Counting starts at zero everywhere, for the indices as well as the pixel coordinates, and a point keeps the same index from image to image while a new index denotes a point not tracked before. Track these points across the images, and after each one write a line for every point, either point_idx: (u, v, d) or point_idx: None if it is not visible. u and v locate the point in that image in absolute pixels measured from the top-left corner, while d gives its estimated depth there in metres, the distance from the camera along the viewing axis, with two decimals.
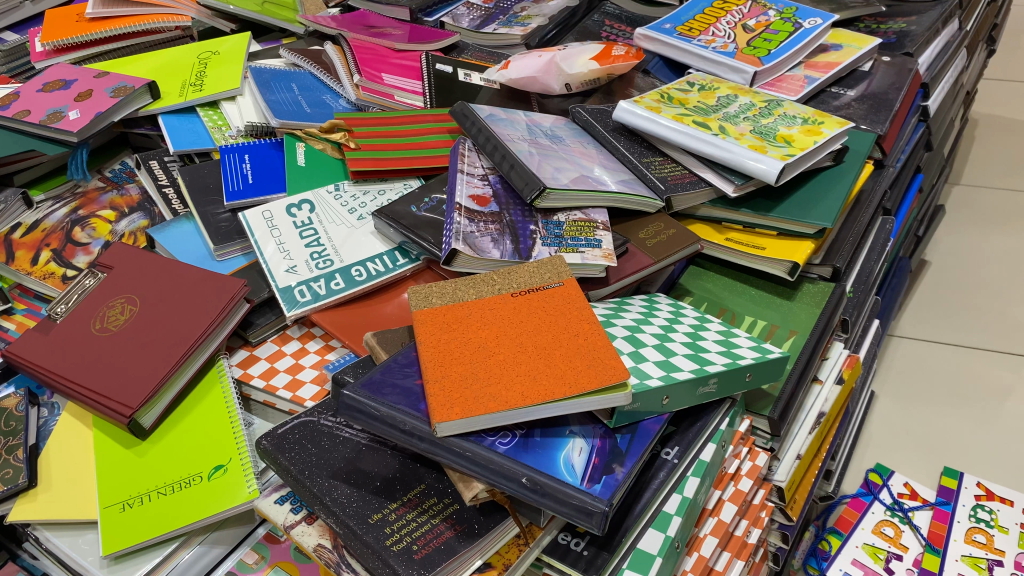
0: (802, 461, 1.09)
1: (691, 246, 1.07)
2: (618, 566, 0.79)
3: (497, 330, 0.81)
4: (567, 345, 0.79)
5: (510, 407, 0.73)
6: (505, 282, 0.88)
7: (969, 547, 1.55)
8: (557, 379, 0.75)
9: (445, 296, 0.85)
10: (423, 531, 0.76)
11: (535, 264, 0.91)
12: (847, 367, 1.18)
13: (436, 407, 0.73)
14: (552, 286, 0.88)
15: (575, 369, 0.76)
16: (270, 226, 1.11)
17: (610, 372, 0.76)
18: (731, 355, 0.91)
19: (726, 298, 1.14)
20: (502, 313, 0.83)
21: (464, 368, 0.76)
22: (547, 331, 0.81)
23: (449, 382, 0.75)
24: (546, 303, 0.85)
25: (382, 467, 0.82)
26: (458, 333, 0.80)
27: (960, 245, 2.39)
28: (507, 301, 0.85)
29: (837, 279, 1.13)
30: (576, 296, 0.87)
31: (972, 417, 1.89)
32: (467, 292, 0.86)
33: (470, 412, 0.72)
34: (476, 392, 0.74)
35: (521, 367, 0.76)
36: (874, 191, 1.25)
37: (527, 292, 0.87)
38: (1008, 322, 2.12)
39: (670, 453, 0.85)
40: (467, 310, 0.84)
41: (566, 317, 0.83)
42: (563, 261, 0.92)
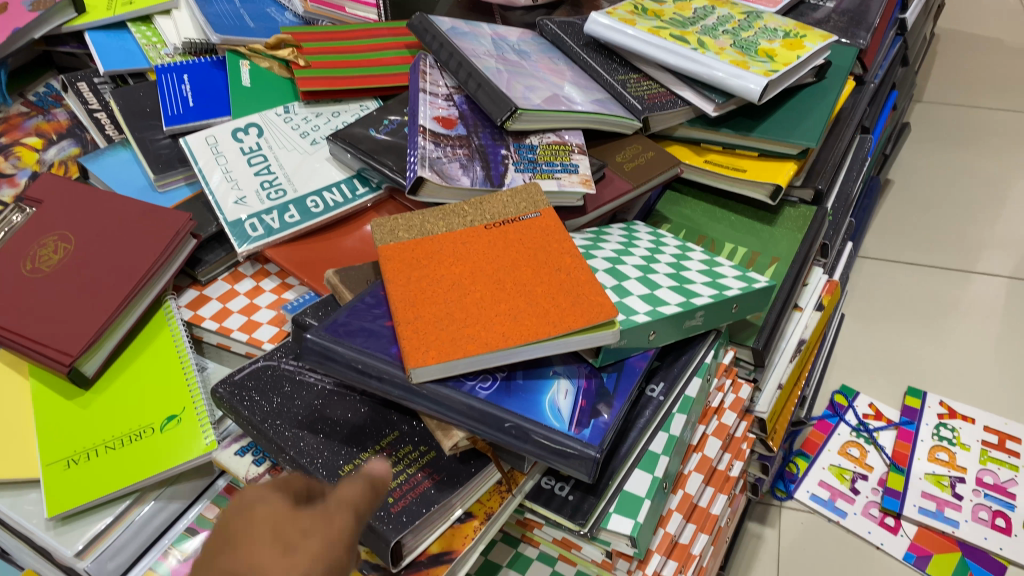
0: (783, 391, 1.07)
1: (670, 169, 1.02)
2: (605, 511, 0.75)
3: (472, 265, 0.75)
4: (549, 281, 0.74)
5: (491, 349, 0.67)
6: (477, 214, 0.81)
7: (932, 465, 1.56)
8: (541, 318, 0.69)
9: (412, 228, 0.78)
10: (399, 482, 0.71)
11: (509, 192, 0.84)
12: (826, 294, 1.15)
13: (410, 351, 0.66)
14: (528, 217, 0.81)
15: (559, 308, 0.71)
16: (214, 153, 1.01)
17: (597, 310, 0.70)
18: (716, 286, 0.86)
19: (705, 225, 1.09)
20: (477, 247, 0.77)
21: (438, 307, 0.70)
22: (525, 265, 0.75)
23: (422, 323, 0.69)
24: (524, 235, 0.79)
25: (351, 414, 0.77)
26: (430, 270, 0.74)
27: (923, 164, 2.37)
28: (481, 233, 0.79)
29: (819, 202, 1.09)
30: (556, 227, 0.80)
31: (933, 335, 1.89)
32: (437, 224, 0.79)
33: (447, 356, 0.66)
34: (453, 334, 0.68)
35: (501, 306, 0.70)
36: (854, 109, 1.19)
37: (502, 224, 0.80)
38: (968, 240, 2.12)
39: (656, 390, 0.81)
40: (437, 243, 0.77)
41: (546, 250, 0.77)
42: (539, 188, 0.85)
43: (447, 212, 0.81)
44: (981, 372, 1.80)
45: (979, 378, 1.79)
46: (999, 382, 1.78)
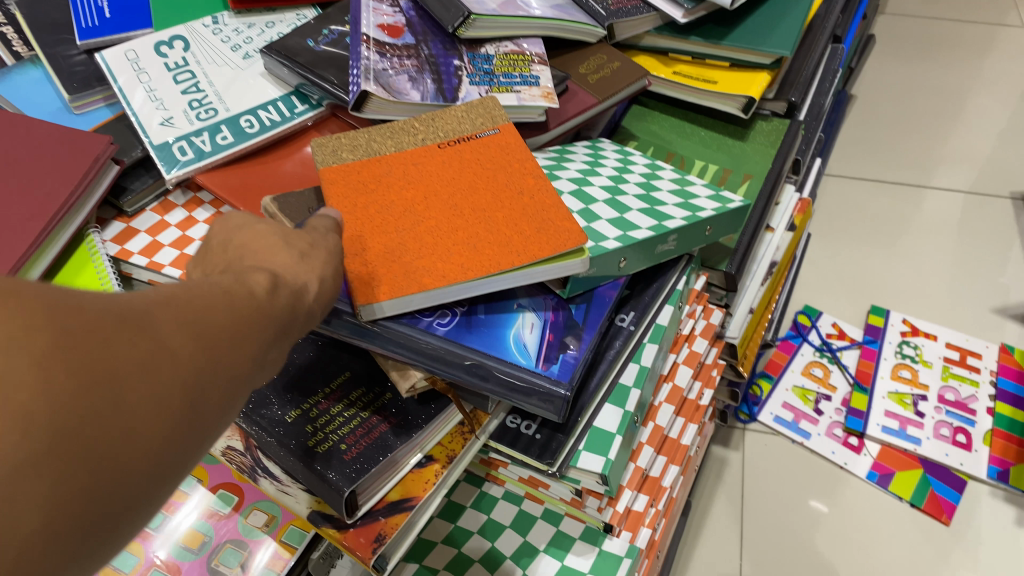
0: (754, 315, 1.03)
1: (638, 81, 0.95)
2: (574, 449, 0.70)
3: (424, 188, 0.68)
4: (510, 205, 0.67)
5: (448, 282, 0.60)
6: (429, 131, 0.73)
7: (895, 383, 1.55)
8: (503, 247, 0.63)
9: (357, 149, 0.70)
10: (352, 427, 0.65)
11: (464, 108, 0.77)
12: (797, 213, 1.11)
13: (357, 285, 0.60)
14: (485, 135, 0.74)
15: (523, 235, 0.64)
16: (135, 69, 0.91)
17: (564, 237, 0.64)
18: (689, 208, 0.80)
19: (673, 141, 1.02)
20: (429, 168, 0.70)
21: (388, 236, 0.63)
22: (484, 189, 0.68)
23: (370, 254, 0.62)
24: (481, 155, 0.72)
25: (296, 355, 0.70)
26: (377, 193, 0.67)
27: (884, 79, 2.33)
28: (433, 153, 0.71)
29: (792, 115, 1.03)
30: (516, 145, 0.73)
31: (892, 250, 1.87)
32: (384, 144, 0.71)
33: (399, 291, 0.60)
34: (405, 267, 0.61)
35: (458, 234, 0.64)
36: (827, 16, 1.13)
37: (456, 142, 0.73)
38: (928, 154, 2.09)
39: (625, 320, 0.75)
40: (385, 163, 0.69)
41: (506, 171, 0.70)
42: (496, 104, 0.78)
43: (395, 130, 0.73)
44: (942, 286, 1.79)
45: (941, 292, 1.78)
46: (959, 295, 1.77)
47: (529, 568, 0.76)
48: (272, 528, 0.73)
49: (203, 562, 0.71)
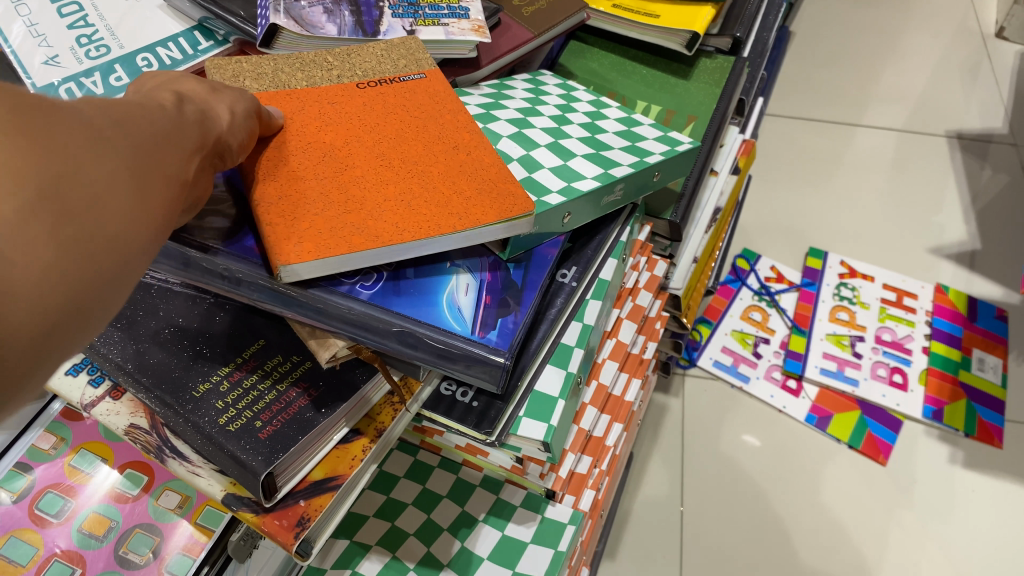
0: (697, 264, 0.99)
1: (577, 15, 0.88)
2: (515, 416, 0.65)
3: (343, 134, 0.60)
4: (446, 160, 0.61)
5: (382, 244, 0.53)
6: (345, 69, 0.66)
7: (833, 325, 1.55)
8: (442, 208, 0.57)
9: (260, 80, 0.62)
10: (270, 402, 0.59)
11: (385, 46, 0.69)
12: (740, 155, 1.06)
13: (275, 244, 0.52)
14: (411, 79, 0.67)
15: (462, 196, 0.58)
16: (12, 1, 0.80)
17: (511, 204, 0.59)
18: (636, 153, 0.75)
19: (613, 80, 0.96)
20: (349, 112, 0.62)
21: (307, 186, 0.55)
22: (414, 140, 0.61)
23: (287, 206, 0.54)
24: (408, 101, 0.65)
25: (204, 323, 0.63)
26: (290, 136, 0.58)
27: (819, 15, 2.29)
28: (353, 94, 0.64)
29: (736, 53, 0.98)
30: (446, 93, 0.67)
31: (823, 189, 1.86)
32: (293, 77, 0.63)
33: (325, 252, 0.52)
34: (331, 223, 0.53)
35: (389, 190, 0.57)
36: None
37: (378, 84, 0.65)
38: (860, 92, 2.07)
39: (567, 275, 0.70)
40: (295, 100, 0.61)
41: (438, 121, 0.64)
42: (420, 45, 0.71)
43: (304, 63, 0.65)
44: (877, 226, 1.78)
45: (875, 232, 1.77)
46: (894, 234, 1.77)
47: (468, 539, 0.72)
48: (186, 509, 0.67)
49: (110, 550, 0.65)
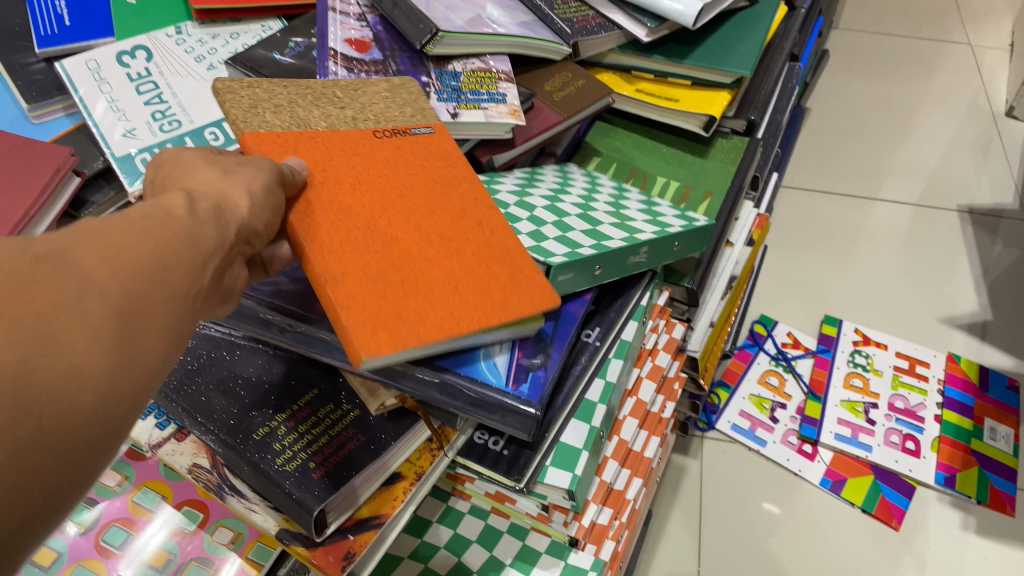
0: (714, 329, 1.05)
1: (602, 99, 0.96)
2: (541, 465, 0.71)
3: (382, 196, 0.64)
4: (479, 235, 0.65)
5: (449, 331, 0.57)
6: (356, 120, 0.70)
7: (847, 392, 1.59)
8: (489, 290, 0.61)
9: (278, 114, 0.66)
10: (322, 445, 0.65)
11: (386, 89, 0.76)
12: (755, 228, 1.13)
13: (356, 333, 0.54)
14: (420, 133, 0.73)
15: (501, 276, 0.63)
16: (97, 80, 0.90)
17: (545, 287, 0.65)
18: (659, 223, 0.83)
19: (636, 157, 1.04)
20: (382, 169, 0.66)
21: (368, 262, 0.58)
22: (444, 213, 0.65)
23: (356, 289, 0.56)
24: (424, 159, 0.70)
25: (263, 373, 0.70)
26: (331, 199, 0.61)
27: (836, 92, 2.38)
28: (373, 144, 0.68)
29: (751, 133, 1.05)
30: (450, 151, 0.73)
31: (833, 257, 1.93)
32: (310, 114, 0.68)
33: (403, 341, 0.55)
34: (397, 307, 0.56)
35: (439, 268, 0.61)
36: (785, 36, 1.16)
37: (391, 136, 0.71)
38: (871, 166, 2.15)
39: (591, 335, 0.77)
40: (325, 149, 0.65)
41: (458, 188, 0.69)
42: (419, 93, 0.78)
43: (315, 98, 0.71)
44: (891, 297, 1.84)
45: (889, 302, 1.82)
46: (907, 306, 1.81)
47: None
48: (238, 545, 0.73)
49: None
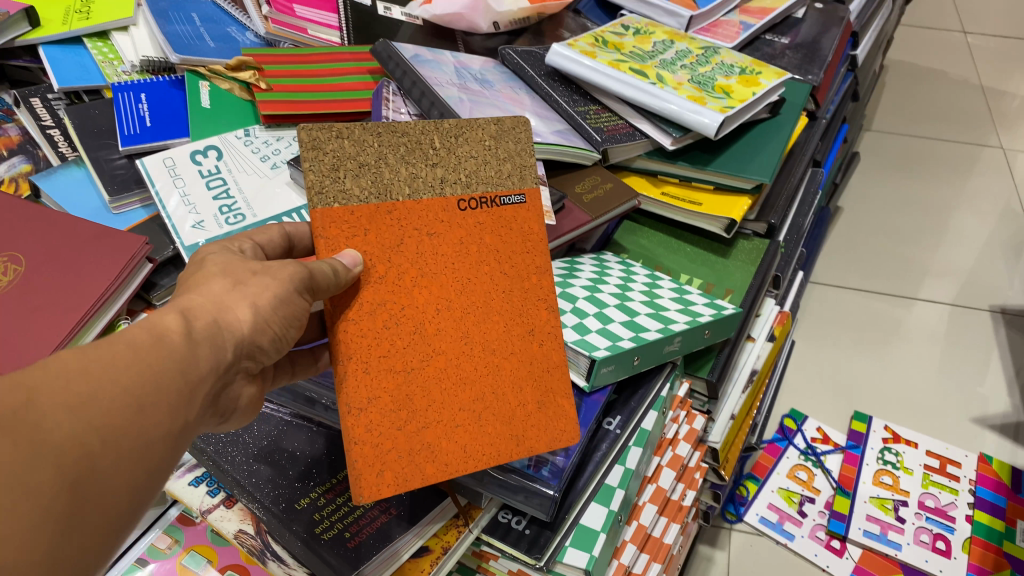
0: (735, 421, 1.08)
1: (628, 202, 1.04)
2: (561, 545, 0.75)
3: (438, 293, 0.62)
4: (520, 352, 0.66)
5: (452, 472, 0.61)
6: (452, 171, 0.64)
7: (876, 489, 1.59)
8: (505, 426, 0.65)
9: (362, 181, 0.59)
10: (357, 517, 0.71)
11: (494, 135, 0.66)
12: (777, 325, 1.18)
13: (363, 473, 0.58)
14: (511, 202, 0.67)
15: (524, 407, 0.66)
16: (172, 176, 1.00)
17: (561, 430, 0.68)
18: (689, 313, 0.92)
19: (661, 255, 1.10)
20: (451, 259, 0.63)
21: (399, 383, 0.60)
22: (497, 314, 0.65)
23: (380, 418, 0.59)
24: (502, 241, 0.66)
25: (308, 447, 0.77)
26: (389, 300, 0.60)
27: (868, 192, 2.43)
28: (453, 218, 0.63)
29: (771, 235, 1.12)
30: (532, 229, 0.68)
31: (873, 356, 1.94)
32: (395, 174, 0.61)
33: (401, 486, 0.59)
34: (413, 442, 0.60)
35: (466, 394, 0.63)
36: (807, 143, 1.23)
37: (477, 207, 0.65)
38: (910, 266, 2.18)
39: (612, 423, 0.82)
40: (402, 226, 0.61)
41: (522, 283, 0.67)
42: (531, 143, 0.68)
43: (411, 147, 0.62)
44: (924, 396, 1.84)
45: (921, 402, 1.83)
46: (938, 406, 1.82)
47: None
48: None
49: None
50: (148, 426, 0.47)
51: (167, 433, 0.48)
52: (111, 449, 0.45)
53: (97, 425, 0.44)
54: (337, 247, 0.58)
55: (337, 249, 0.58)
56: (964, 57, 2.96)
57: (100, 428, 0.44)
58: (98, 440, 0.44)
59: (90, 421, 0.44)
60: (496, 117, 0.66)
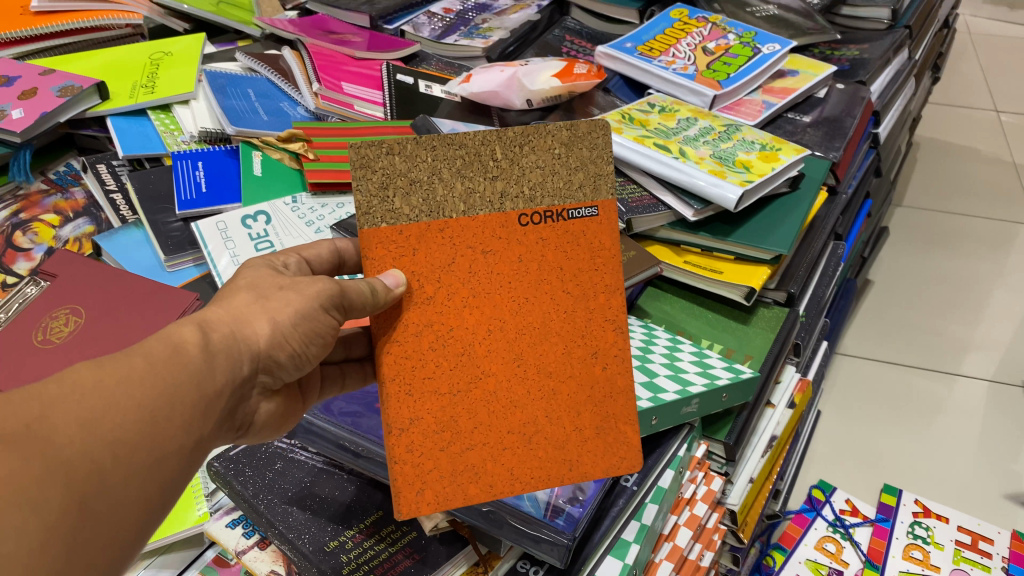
0: (754, 485, 1.10)
1: (650, 268, 1.09)
2: None
3: (490, 314, 0.66)
4: (579, 375, 0.68)
5: (495, 493, 0.66)
6: (514, 181, 0.65)
7: (907, 563, 1.52)
8: (556, 450, 0.68)
9: (410, 199, 0.63)
10: (382, 560, 0.75)
11: (565, 140, 0.65)
12: (798, 392, 1.20)
13: (402, 492, 0.64)
14: (580, 214, 0.67)
15: (580, 432, 0.68)
16: (223, 238, 1.08)
17: (619, 456, 0.70)
18: (708, 376, 0.95)
19: (683, 321, 1.15)
20: (506, 279, 0.66)
21: (444, 405, 0.65)
22: (557, 334, 0.68)
23: (422, 438, 0.65)
24: (565, 257, 0.67)
25: (339, 492, 0.81)
26: (434, 320, 0.64)
27: (903, 265, 2.38)
28: (512, 236, 0.66)
29: (791, 304, 1.14)
30: (605, 243, 0.68)
31: (906, 431, 1.87)
32: (448, 191, 0.63)
33: (441, 504, 0.65)
34: (456, 462, 0.65)
35: (515, 417, 0.67)
36: (827, 217, 1.27)
37: (541, 221, 0.66)
38: (948, 340, 2.11)
39: (629, 480, 0.84)
40: (453, 245, 0.64)
41: (587, 303, 0.68)
42: (608, 149, 0.66)
43: (468, 160, 0.63)
44: (958, 471, 1.78)
45: (957, 477, 1.76)
46: (972, 481, 1.76)
47: None
48: None
49: None
50: (161, 436, 0.54)
51: (178, 445, 0.55)
52: (123, 458, 0.51)
53: (111, 434, 0.51)
54: (384, 267, 0.63)
55: (383, 270, 0.63)
56: (994, 134, 2.97)
57: (113, 437, 0.51)
58: (111, 449, 0.51)
59: (105, 432, 0.50)
60: (568, 122, 0.65)
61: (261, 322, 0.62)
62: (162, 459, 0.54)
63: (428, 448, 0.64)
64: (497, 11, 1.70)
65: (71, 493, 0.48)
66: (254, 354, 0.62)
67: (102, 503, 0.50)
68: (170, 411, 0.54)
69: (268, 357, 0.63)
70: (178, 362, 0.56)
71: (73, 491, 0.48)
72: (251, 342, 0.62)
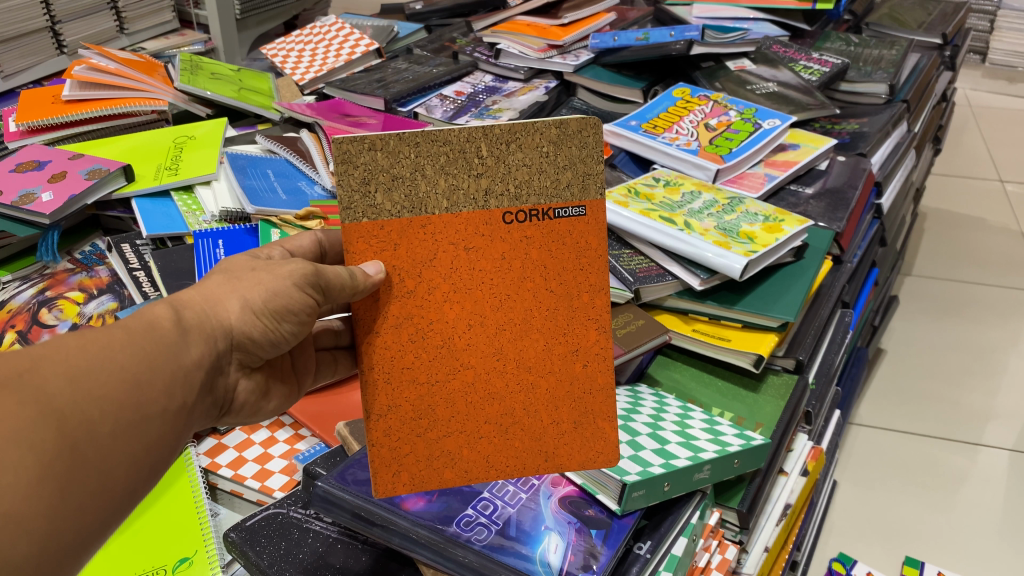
0: (768, 554, 1.09)
1: (659, 337, 1.11)
2: None
3: (471, 309, 0.73)
4: (559, 372, 0.75)
5: (470, 477, 0.74)
6: (499, 179, 0.71)
7: None
8: (533, 441, 0.75)
9: (388, 195, 0.69)
10: None
11: (555, 139, 0.71)
12: (811, 459, 1.20)
13: (381, 474, 0.73)
14: (567, 214, 0.73)
15: (558, 425, 0.76)
16: None
17: (596, 451, 0.77)
18: (719, 443, 0.96)
19: (694, 388, 1.15)
20: (488, 276, 0.73)
21: (422, 394, 0.73)
22: (536, 333, 0.74)
23: (401, 423, 0.73)
24: (548, 257, 0.74)
25: (351, 561, 0.81)
26: (411, 312, 0.72)
27: (915, 333, 2.38)
28: (497, 233, 0.72)
29: (800, 370, 1.16)
30: (591, 241, 0.74)
31: (933, 506, 1.83)
32: (431, 186, 0.70)
33: (416, 486, 0.73)
34: (431, 450, 0.73)
35: (491, 408, 0.74)
36: (833, 285, 1.29)
37: (526, 220, 0.73)
38: (968, 411, 2.09)
39: (642, 548, 0.83)
40: (434, 241, 0.71)
41: (570, 303, 0.75)
42: (597, 148, 0.72)
43: (451, 157, 0.70)
44: (981, 542, 1.73)
45: (981, 550, 1.71)
46: (996, 553, 1.71)
47: None
48: None
49: None
50: (144, 398, 0.62)
51: (142, 415, 0.62)
52: (110, 414, 0.59)
53: (99, 390, 0.59)
54: (365, 258, 0.70)
55: (363, 260, 0.70)
56: (1001, 204, 3.00)
57: (101, 393, 0.59)
58: (100, 403, 0.59)
59: (93, 386, 0.59)
60: (558, 121, 0.71)
61: (231, 301, 0.71)
62: (148, 418, 0.62)
63: (404, 434, 0.72)
64: (507, 93, 1.77)
65: (63, 436, 0.56)
66: (227, 330, 0.71)
67: (94, 449, 0.58)
68: (151, 376, 0.62)
69: (242, 334, 0.71)
70: (155, 335, 0.64)
71: (65, 435, 0.56)
72: (222, 318, 0.70)
